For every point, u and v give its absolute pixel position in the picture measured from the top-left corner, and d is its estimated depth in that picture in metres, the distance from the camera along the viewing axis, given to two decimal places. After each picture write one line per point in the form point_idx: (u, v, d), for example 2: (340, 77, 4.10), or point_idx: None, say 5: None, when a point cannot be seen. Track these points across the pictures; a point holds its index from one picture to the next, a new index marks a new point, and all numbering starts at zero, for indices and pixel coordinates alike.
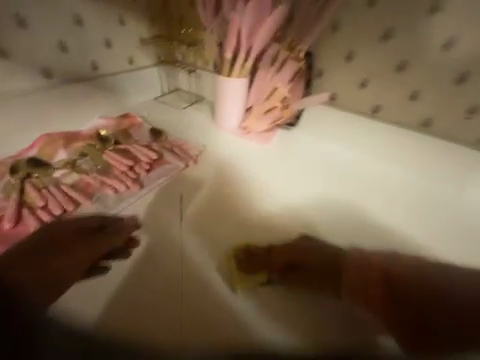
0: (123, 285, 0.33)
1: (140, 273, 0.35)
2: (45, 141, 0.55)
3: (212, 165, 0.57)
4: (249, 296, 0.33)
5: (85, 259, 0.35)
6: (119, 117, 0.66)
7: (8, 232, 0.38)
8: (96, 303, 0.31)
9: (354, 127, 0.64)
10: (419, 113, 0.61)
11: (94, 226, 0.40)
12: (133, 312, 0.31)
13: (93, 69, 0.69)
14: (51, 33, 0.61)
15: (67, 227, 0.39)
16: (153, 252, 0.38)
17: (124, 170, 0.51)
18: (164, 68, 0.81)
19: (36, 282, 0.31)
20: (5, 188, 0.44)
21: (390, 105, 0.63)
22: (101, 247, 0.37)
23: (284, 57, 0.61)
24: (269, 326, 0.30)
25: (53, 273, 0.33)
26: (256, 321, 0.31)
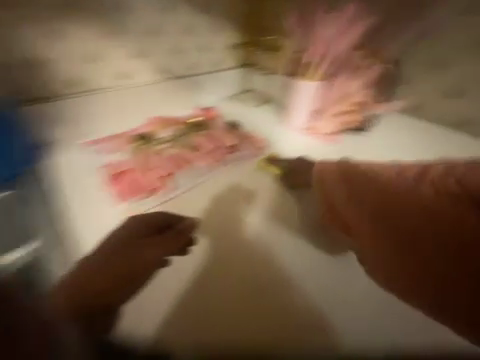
0: (191, 284, 0.39)
1: (199, 271, 0.40)
2: (152, 123, 0.69)
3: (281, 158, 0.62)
4: (313, 297, 0.39)
5: (152, 258, 0.40)
6: (204, 109, 0.79)
7: (135, 179, 0.54)
8: (156, 301, 0.36)
9: (436, 139, 0.59)
10: None
11: (157, 226, 0.44)
12: (196, 310, 0.36)
13: (188, 69, 0.83)
14: (168, 39, 0.76)
15: (138, 225, 0.44)
16: (209, 253, 0.43)
17: (209, 150, 0.63)
18: (243, 71, 0.91)
19: (110, 277, 0.35)
20: (130, 152, 0.61)
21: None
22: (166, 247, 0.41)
23: (361, 65, 0.65)
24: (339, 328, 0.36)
25: (126, 268, 0.37)
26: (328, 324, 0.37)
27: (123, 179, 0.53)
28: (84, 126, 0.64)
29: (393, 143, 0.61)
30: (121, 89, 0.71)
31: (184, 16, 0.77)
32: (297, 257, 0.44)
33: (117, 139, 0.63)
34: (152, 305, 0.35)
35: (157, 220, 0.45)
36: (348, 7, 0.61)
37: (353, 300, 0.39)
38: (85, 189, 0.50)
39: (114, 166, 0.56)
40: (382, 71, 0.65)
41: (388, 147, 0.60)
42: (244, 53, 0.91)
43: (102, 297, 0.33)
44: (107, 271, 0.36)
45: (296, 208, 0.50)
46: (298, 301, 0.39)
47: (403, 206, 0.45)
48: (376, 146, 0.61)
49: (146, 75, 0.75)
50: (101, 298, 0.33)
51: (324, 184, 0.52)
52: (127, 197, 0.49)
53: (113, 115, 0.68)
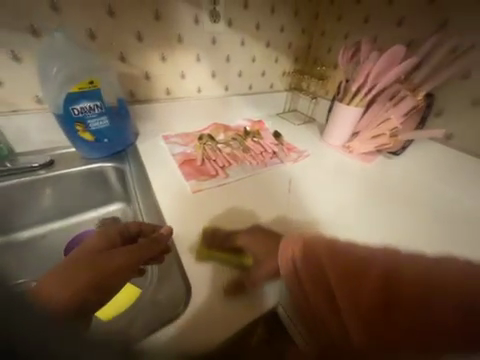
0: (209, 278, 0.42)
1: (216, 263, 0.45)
2: (213, 128, 0.87)
3: (317, 204, 0.61)
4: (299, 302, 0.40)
5: (123, 267, 0.42)
6: (255, 121, 0.95)
7: (199, 167, 0.69)
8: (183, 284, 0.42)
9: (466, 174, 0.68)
10: None
11: (129, 234, 0.50)
12: (206, 293, 0.40)
13: (248, 89, 0.97)
14: (237, 65, 0.90)
15: (110, 236, 0.49)
16: (216, 245, 0.48)
17: (257, 153, 0.77)
18: (291, 93, 1.06)
19: (83, 286, 0.38)
20: (194, 147, 0.77)
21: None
22: (140, 254, 0.43)
23: (403, 96, 0.70)
24: None
25: (99, 276, 0.39)
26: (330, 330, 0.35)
27: (191, 165, 0.69)
28: (168, 124, 0.84)
29: (412, 180, 0.71)
30: (195, 99, 0.87)
31: (254, 47, 0.90)
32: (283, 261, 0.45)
33: (187, 137, 0.82)
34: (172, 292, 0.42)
35: (129, 228, 0.50)
36: (397, 46, 0.66)
37: None
38: (165, 168, 0.68)
39: (185, 155, 0.73)
40: (423, 104, 0.69)
41: (408, 181, 0.70)
42: (294, 78, 1.04)
43: (80, 301, 0.37)
44: (73, 278, 0.38)
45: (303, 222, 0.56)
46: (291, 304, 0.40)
47: (386, 284, 0.29)
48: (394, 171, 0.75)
49: (213, 90, 0.90)
50: (81, 300, 0.37)
51: (288, 264, 0.37)
52: (191, 178, 0.64)
53: (186, 117, 0.87)
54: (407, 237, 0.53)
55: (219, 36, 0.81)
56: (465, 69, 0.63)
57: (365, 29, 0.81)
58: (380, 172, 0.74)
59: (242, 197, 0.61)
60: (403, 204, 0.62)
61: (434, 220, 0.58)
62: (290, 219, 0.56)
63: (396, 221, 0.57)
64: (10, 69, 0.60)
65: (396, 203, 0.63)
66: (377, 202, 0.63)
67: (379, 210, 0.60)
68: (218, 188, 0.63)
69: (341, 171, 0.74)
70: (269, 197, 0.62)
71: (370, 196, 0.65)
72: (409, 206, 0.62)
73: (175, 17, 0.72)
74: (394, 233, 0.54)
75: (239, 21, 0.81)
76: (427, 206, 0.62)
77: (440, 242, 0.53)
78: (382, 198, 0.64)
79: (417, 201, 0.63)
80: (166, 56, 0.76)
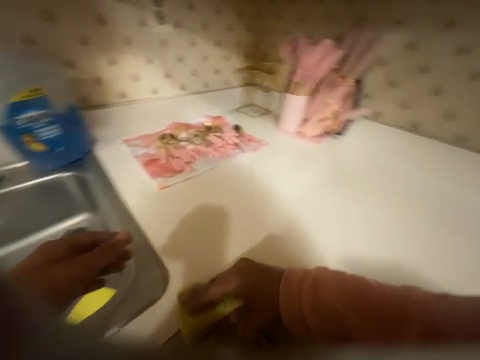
0: (184, 265, 0.44)
1: (188, 245, 0.48)
2: (174, 127, 0.88)
3: (307, 223, 0.55)
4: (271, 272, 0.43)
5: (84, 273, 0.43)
6: (214, 117, 0.98)
7: (164, 165, 0.70)
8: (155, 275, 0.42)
9: (418, 152, 0.74)
10: (454, 129, 0.70)
11: (83, 245, 0.50)
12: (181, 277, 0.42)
13: (204, 87, 1.01)
14: (190, 65, 0.93)
15: (60, 249, 0.47)
16: (186, 230, 0.51)
17: (219, 146, 0.81)
18: (246, 88, 1.13)
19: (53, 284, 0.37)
20: (156, 147, 0.78)
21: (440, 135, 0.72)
22: (100, 261, 0.46)
23: (339, 82, 0.80)
24: None
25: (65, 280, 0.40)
26: None
27: (155, 164, 0.70)
28: (126, 127, 0.83)
29: (387, 177, 0.72)
30: (152, 101, 0.88)
31: (205, 46, 0.93)
32: (250, 235, 0.51)
33: (148, 139, 0.82)
34: (146, 282, 0.41)
35: (81, 240, 0.50)
36: (325, 41, 0.77)
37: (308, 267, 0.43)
38: (130, 170, 0.68)
39: (148, 155, 0.74)
40: (354, 88, 0.81)
41: (383, 178, 0.71)
42: (247, 74, 1.11)
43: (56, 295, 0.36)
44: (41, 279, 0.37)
45: (266, 199, 0.62)
46: None
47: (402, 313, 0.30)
48: (345, 151, 0.84)
49: (169, 91, 0.92)
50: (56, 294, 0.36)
51: (293, 280, 0.37)
52: (157, 176, 0.66)
53: (145, 119, 0.87)
54: (412, 255, 0.49)
55: (168, 37, 0.83)
56: (380, 55, 0.76)
57: (301, 26, 0.91)
58: (354, 169, 0.75)
59: (211, 187, 0.65)
60: (393, 210, 0.60)
61: (423, 220, 0.57)
62: (256, 200, 0.61)
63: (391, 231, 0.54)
64: None
65: (386, 210, 0.60)
66: (367, 209, 0.60)
67: (371, 220, 0.57)
68: (185, 182, 0.66)
69: (320, 177, 0.71)
70: (236, 185, 0.66)
71: (360, 204, 0.61)
72: (400, 212, 0.59)
73: (119, 20, 0.72)
74: (398, 251, 0.49)
75: (186, 22, 0.84)
76: (417, 210, 0.60)
77: (442, 252, 0.49)
78: (370, 204, 0.61)
79: (406, 206, 0.61)
80: (115, 59, 0.75)
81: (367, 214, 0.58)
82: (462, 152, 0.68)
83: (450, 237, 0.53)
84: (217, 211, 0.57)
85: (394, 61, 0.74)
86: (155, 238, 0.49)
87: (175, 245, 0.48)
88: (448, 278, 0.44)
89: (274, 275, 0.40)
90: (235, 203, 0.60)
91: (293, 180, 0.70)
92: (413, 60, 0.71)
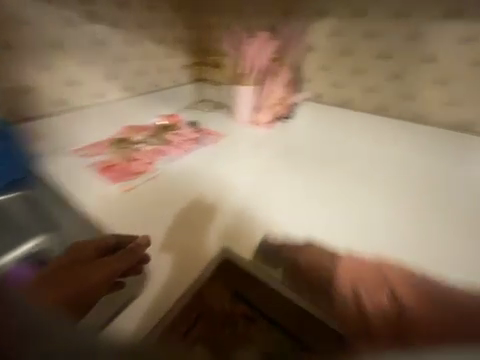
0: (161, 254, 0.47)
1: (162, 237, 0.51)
2: (126, 131, 0.84)
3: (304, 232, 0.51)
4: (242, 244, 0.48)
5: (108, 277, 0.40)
6: (167, 116, 0.96)
7: (122, 170, 0.68)
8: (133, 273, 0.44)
9: (363, 126, 0.81)
10: (378, 99, 0.81)
11: (108, 246, 0.47)
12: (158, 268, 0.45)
13: (151, 86, 0.98)
14: (133, 65, 0.90)
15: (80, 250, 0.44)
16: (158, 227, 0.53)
17: (177, 142, 0.82)
18: (195, 85, 1.12)
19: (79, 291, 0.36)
20: (110, 154, 0.74)
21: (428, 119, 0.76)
22: (125, 265, 0.43)
23: (279, 70, 0.87)
24: (283, 258, 0.45)
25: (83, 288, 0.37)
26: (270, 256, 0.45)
27: (112, 170, 0.68)
28: (70, 136, 0.76)
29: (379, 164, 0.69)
30: (97, 105, 0.82)
31: (145, 45, 0.92)
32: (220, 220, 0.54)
33: (98, 146, 0.77)
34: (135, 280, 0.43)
35: (106, 242, 0.47)
36: (261, 33, 0.84)
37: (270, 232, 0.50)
38: (84, 181, 0.64)
39: (103, 163, 0.70)
40: (292, 75, 0.89)
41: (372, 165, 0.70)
42: (194, 70, 1.11)
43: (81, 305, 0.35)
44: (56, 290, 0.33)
45: (232, 187, 0.65)
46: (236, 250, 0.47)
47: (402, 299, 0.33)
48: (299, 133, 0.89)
49: (115, 94, 0.88)
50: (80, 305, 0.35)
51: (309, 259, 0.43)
52: (118, 181, 0.64)
53: (91, 125, 0.81)
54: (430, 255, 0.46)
55: (104, 36, 0.80)
56: (309, 43, 0.86)
57: (238, 20, 0.97)
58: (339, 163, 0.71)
59: (177, 188, 0.64)
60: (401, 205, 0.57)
61: (412, 216, 0.54)
62: (223, 189, 0.64)
63: (389, 223, 0.52)
64: None
65: (391, 204, 0.57)
66: (371, 207, 0.56)
67: (367, 214, 0.55)
68: (147, 183, 0.65)
69: (314, 181, 0.65)
70: (207, 188, 0.64)
71: (362, 202, 0.57)
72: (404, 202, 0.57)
73: (41, 21, 0.67)
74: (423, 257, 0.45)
75: (120, 21, 0.82)
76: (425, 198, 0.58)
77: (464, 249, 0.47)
78: (373, 201, 0.58)
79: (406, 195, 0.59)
80: (44, 63, 0.70)
81: (368, 212, 0.56)
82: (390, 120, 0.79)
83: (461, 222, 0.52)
84: (189, 212, 0.56)
85: (321, 47, 0.84)
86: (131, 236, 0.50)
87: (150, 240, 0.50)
88: (458, 271, 0.43)
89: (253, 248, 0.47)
90: (203, 195, 0.62)
91: (255, 166, 0.73)
92: (337, 45, 0.82)
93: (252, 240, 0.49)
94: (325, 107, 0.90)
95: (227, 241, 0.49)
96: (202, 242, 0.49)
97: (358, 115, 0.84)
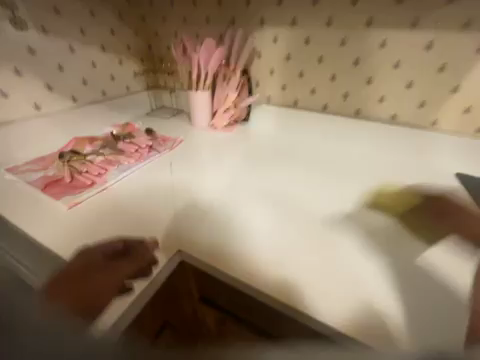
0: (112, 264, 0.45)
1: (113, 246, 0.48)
2: (75, 142, 0.80)
3: (295, 268, 0.44)
4: (199, 244, 0.49)
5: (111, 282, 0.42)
6: (123, 125, 0.93)
7: (70, 183, 0.64)
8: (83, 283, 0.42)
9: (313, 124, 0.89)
10: (322, 99, 0.89)
11: (115, 248, 0.47)
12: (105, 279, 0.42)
13: (102, 95, 0.94)
14: (77, 73, 0.85)
15: (89, 254, 0.46)
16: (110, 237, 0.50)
17: (133, 150, 0.80)
18: (152, 92, 1.11)
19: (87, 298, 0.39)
20: (57, 167, 0.69)
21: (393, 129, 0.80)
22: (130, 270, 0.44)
23: (230, 75, 0.91)
24: (237, 254, 0.47)
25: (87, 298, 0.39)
26: (225, 252, 0.47)
27: (59, 184, 0.64)
28: (10, 152, 0.72)
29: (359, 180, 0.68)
30: (39, 117, 0.78)
31: (88, 52, 0.87)
32: (177, 224, 0.53)
33: (43, 161, 0.72)
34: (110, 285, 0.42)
35: (114, 244, 0.47)
36: (207, 40, 0.85)
37: (226, 231, 0.51)
38: (25, 198, 0.60)
39: (48, 177, 0.66)
40: (244, 79, 0.93)
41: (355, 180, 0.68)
42: (149, 77, 1.09)
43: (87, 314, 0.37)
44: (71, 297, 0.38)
45: (192, 192, 0.64)
46: (192, 251, 0.48)
47: None
48: (255, 133, 0.96)
49: (59, 104, 0.83)
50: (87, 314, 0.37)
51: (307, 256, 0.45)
52: (65, 195, 0.60)
53: (34, 139, 0.77)
54: (445, 296, 0.39)
55: (36, 44, 0.74)
56: (256, 49, 0.90)
57: (187, 27, 0.97)
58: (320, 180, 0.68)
59: (136, 198, 0.62)
60: (399, 229, 0.51)
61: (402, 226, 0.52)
62: (183, 194, 0.63)
63: (382, 232, 0.50)
64: None
65: (389, 231, 0.51)
66: (373, 237, 0.50)
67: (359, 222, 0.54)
68: (100, 194, 0.62)
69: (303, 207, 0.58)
70: (175, 209, 0.58)
71: (354, 227, 0.52)
72: (403, 227, 0.52)
73: None
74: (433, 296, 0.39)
75: (56, 28, 0.78)
76: (420, 217, 0.53)
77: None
78: (369, 227, 0.52)
79: (400, 217, 0.54)
80: None
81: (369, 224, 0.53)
82: (333, 116, 0.87)
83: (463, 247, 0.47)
84: (145, 233, 0.51)
85: (268, 52, 0.89)
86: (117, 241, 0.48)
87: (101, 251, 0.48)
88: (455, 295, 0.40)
89: (208, 248, 0.48)
90: (161, 202, 0.60)
91: (216, 170, 0.74)
92: (280, 50, 0.87)
93: (208, 240, 0.49)
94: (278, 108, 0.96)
95: (184, 244, 0.49)
96: (157, 248, 0.48)
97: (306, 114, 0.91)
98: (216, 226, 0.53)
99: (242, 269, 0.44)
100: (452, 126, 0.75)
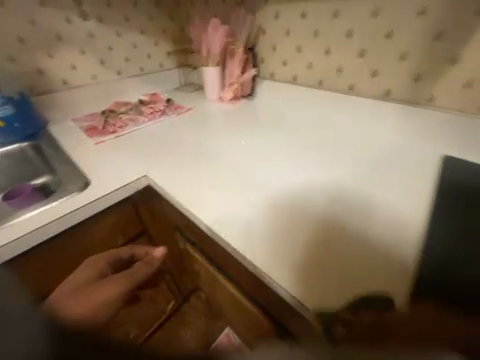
0: (107, 178, 0.71)
1: (114, 168, 0.75)
2: (114, 105, 1.08)
3: (221, 204, 0.59)
4: (167, 177, 0.69)
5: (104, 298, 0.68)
6: (151, 95, 1.17)
7: (102, 131, 0.92)
8: (91, 185, 0.69)
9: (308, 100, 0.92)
10: (317, 74, 0.90)
11: (115, 240, 0.73)
12: (100, 184, 0.69)
13: (140, 70, 1.20)
14: (121, 52, 1.12)
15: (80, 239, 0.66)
16: (115, 165, 0.77)
17: (150, 112, 1.03)
18: (180, 69, 1.31)
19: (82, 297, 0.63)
20: (98, 120, 0.99)
21: (385, 110, 0.76)
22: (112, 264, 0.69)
23: (234, 51, 1.01)
24: (189, 185, 0.65)
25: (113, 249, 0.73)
26: (182, 185, 0.66)
27: (96, 131, 0.93)
28: (73, 108, 1.04)
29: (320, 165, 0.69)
30: (92, 85, 1.08)
31: (131, 35, 1.13)
32: (160, 164, 0.75)
33: (91, 116, 1.02)
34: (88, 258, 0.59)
35: (110, 229, 0.71)
36: (213, 20, 0.97)
37: (196, 174, 0.69)
38: (76, 137, 0.91)
39: (91, 126, 0.96)
40: (248, 55, 1.02)
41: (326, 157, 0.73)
42: (180, 57, 1.29)
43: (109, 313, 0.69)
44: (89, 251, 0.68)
45: (186, 148, 0.81)
46: (160, 181, 0.69)
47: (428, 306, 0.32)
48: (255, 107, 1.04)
49: (107, 76, 1.11)
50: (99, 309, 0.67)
51: (251, 207, 0.58)
52: (98, 138, 0.89)
53: (88, 100, 1.08)
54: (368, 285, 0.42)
55: (94, 30, 1.03)
56: (261, 27, 0.97)
57: (208, 9, 1.11)
58: (286, 160, 0.72)
59: (140, 146, 0.84)
60: (330, 219, 0.53)
61: (367, 200, 0.57)
62: (177, 149, 0.81)
63: (343, 201, 0.58)
64: None
65: (351, 212, 0.55)
66: (293, 225, 0.53)
67: (320, 190, 0.61)
68: (118, 141, 0.88)
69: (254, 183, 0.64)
70: (159, 162, 0.76)
71: (307, 203, 0.58)
72: (363, 213, 0.54)
73: (47, 21, 0.94)
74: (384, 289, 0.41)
75: (108, 17, 1.05)
76: (370, 198, 0.58)
77: (403, 258, 0.45)
78: (328, 207, 0.56)
79: (365, 198, 0.58)
80: (53, 53, 0.98)
81: (327, 192, 0.60)
82: (326, 93, 0.88)
83: (396, 229, 0.50)
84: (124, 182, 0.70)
85: (270, 29, 0.95)
86: (119, 167, 0.75)
87: (106, 170, 0.74)
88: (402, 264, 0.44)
89: (172, 179, 0.69)
90: (157, 150, 0.81)
91: (215, 135, 0.88)
92: (281, 26, 0.92)
93: (174, 177, 0.69)
94: (277, 85, 1.01)
95: (158, 175, 0.71)
96: (140, 173, 0.72)
97: (301, 90, 0.94)
98: (187, 170, 0.71)
99: (185, 193, 0.63)
100: (453, 104, 0.67)
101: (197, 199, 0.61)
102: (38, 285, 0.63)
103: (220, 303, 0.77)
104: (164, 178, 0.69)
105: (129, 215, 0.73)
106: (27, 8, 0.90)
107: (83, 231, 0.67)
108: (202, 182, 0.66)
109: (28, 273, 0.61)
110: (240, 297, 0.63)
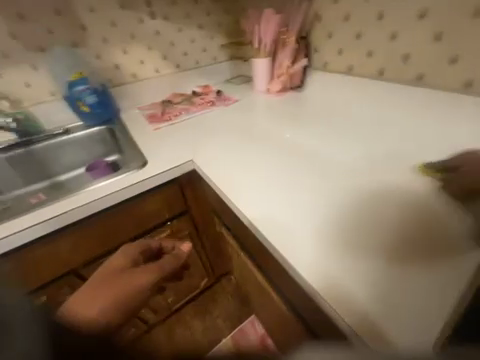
0: (160, 159, 0.82)
1: (167, 152, 0.85)
2: (171, 96, 1.21)
3: (257, 194, 0.62)
4: (211, 163, 0.75)
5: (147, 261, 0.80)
6: (203, 87, 1.25)
7: (160, 118, 1.05)
8: (147, 165, 0.80)
9: (363, 91, 0.84)
10: (378, 62, 0.81)
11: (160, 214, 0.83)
12: (155, 164, 0.80)
13: (195, 63, 1.29)
14: (181, 47, 1.22)
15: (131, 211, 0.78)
16: (166, 150, 0.86)
17: (201, 103, 1.11)
18: (232, 62, 1.35)
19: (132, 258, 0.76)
20: (157, 109, 1.12)
21: (455, 106, 0.66)
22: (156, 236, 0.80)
23: (286, 41, 0.97)
24: (230, 172, 0.71)
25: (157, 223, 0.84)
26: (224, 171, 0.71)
27: (155, 120, 1.05)
28: (139, 98, 1.21)
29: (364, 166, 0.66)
30: (155, 78, 1.22)
31: (191, 31, 1.22)
32: (206, 150, 0.82)
33: (152, 105, 1.17)
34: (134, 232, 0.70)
35: (158, 204, 0.81)
36: (267, 10, 0.96)
37: (237, 162, 0.74)
38: (139, 123, 1.06)
39: (151, 114, 1.09)
40: (300, 45, 0.99)
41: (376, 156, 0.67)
42: (232, 49, 1.33)
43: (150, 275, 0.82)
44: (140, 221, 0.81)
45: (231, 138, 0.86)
46: (204, 167, 0.75)
47: None
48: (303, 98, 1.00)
49: (167, 70, 1.24)
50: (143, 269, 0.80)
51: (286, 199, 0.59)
52: (156, 125, 1.02)
53: (151, 91, 1.22)
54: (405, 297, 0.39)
55: (160, 28, 1.15)
56: (318, 14, 0.93)
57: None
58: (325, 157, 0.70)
59: (189, 134, 0.93)
60: (370, 221, 0.51)
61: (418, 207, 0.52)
62: (222, 138, 0.87)
63: (389, 205, 0.54)
64: (38, 77, 1.03)
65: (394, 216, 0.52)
66: (327, 223, 0.53)
67: (362, 191, 0.59)
68: (172, 127, 0.99)
69: (292, 178, 0.65)
70: (205, 148, 0.83)
71: (344, 201, 0.56)
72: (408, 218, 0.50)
73: (124, 22, 1.09)
74: (425, 296, 0.40)
75: (172, 15, 1.15)
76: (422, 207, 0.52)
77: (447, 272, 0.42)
78: (369, 209, 0.54)
79: (418, 207, 0.52)
80: (127, 50, 1.14)
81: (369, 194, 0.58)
82: (385, 84, 0.79)
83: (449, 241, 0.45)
84: (172, 165, 0.78)
85: (327, 16, 0.90)
86: (171, 151, 0.85)
87: (159, 154, 0.85)
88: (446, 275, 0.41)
89: (214, 164, 0.75)
90: (203, 137, 0.89)
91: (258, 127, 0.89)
92: (339, 11, 0.85)
93: (217, 164, 0.75)
94: (329, 76, 0.95)
95: (204, 161, 0.78)
96: (187, 158, 0.80)
97: (355, 80, 0.86)
98: (230, 158, 0.76)
99: (225, 179, 0.68)
100: None
101: (236, 186, 0.65)
102: (103, 242, 0.78)
103: (249, 289, 0.80)
104: (208, 164, 0.76)
105: (173, 193, 0.82)
106: (111, 13, 1.06)
107: (137, 204, 0.78)
108: (241, 171, 0.70)
109: (95, 232, 0.75)
110: (267, 285, 0.66)
